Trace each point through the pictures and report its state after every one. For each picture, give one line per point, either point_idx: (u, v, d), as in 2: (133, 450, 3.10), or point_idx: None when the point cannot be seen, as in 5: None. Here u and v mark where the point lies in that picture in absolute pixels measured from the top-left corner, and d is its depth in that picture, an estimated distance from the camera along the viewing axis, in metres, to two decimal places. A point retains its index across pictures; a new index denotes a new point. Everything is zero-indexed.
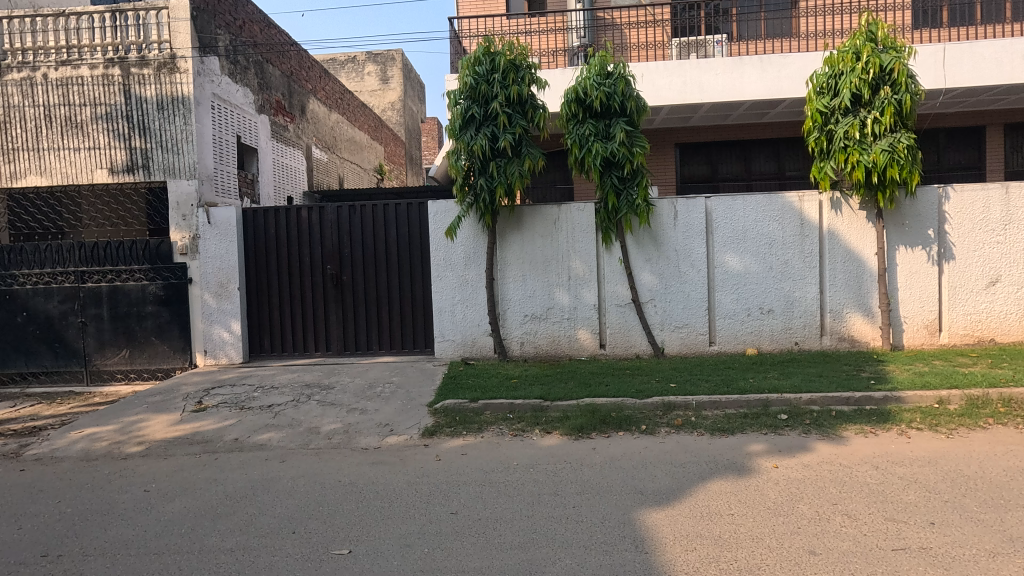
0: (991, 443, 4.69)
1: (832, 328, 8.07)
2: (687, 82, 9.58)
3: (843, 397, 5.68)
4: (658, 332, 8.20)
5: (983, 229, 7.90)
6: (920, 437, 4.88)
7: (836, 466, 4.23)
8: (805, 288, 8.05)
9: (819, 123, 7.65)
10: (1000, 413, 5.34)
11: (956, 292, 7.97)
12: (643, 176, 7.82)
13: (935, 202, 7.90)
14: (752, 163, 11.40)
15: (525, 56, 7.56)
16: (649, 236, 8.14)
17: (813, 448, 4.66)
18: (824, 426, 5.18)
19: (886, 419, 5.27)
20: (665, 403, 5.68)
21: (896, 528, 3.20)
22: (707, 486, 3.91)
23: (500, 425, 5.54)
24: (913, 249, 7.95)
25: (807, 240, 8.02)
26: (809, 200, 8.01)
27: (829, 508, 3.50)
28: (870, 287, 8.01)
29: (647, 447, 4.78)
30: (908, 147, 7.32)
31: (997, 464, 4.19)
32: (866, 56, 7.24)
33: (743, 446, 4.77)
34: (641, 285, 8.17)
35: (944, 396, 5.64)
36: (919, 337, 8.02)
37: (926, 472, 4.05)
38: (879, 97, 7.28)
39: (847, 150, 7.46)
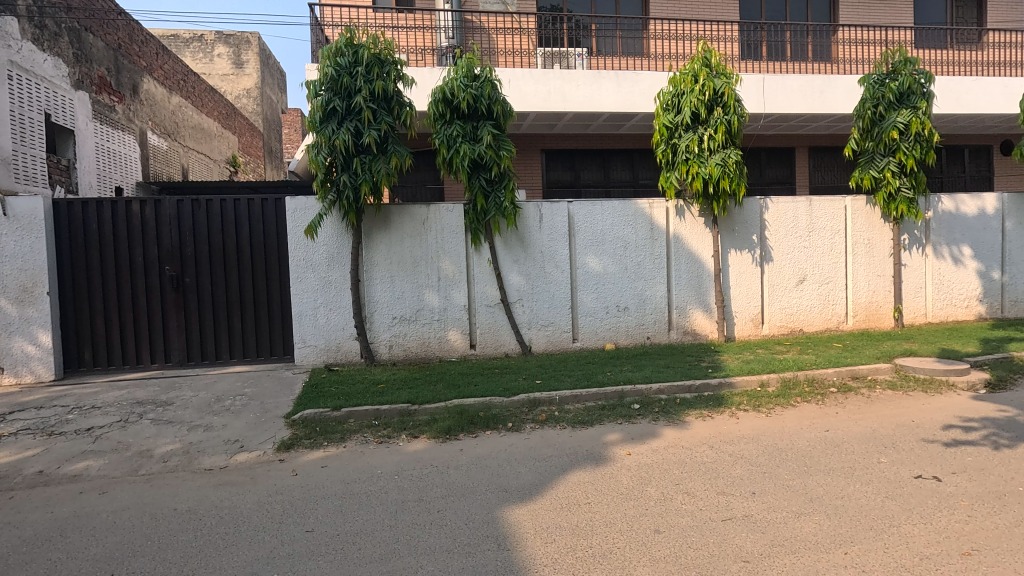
0: (799, 418, 5.49)
1: (677, 323, 8.92)
2: (552, 90, 10.01)
3: (686, 385, 6.30)
4: (525, 331, 8.44)
5: (793, 236, 9.24)
6: (747, 417, 5.56)
7: (679, 449, 4.65)
8: (655, 287, 8.80)
9: (666, 137, 8.46)
10: (806, 392, 6.28)
11: (774, 289, 9.23)
12: (510, 179, 7.97)
13: (757, 211, 9.08)
14: (610, 171, 12.23)
15: (390, 51, 7.33)
16: (516, 238, 8.35)
17: (660, 434, 5.08)
18: (670, 412, 5.69)
19: (720, 403, 5.93)
20: (530, 401, 5.87)
21: (724, 501, 3.59)
22: (567, 478, 4.08)
23: (365, 432, 5.31)
24: (741, 252, 9.06)
25: (656, 244, 8.77)
26: (658, 207, 8.76)
27: (672, 488, 3.83)
28: (708, 286, 8.98)
29: (512, 444, 4.88)
30: (737, 162, 8.30)
31: (804, 436, 4.91)
32: (702, 80, 8.11)
33: (601, 436, 5.07)
34: (510, 286, 8.36)
35: (764, 380, 6.49)
36: (746, 329, 9.17)
37: (750, 448, 4.61)
38: (714, 117, 8.18)
39: (688, 162, 8.31)
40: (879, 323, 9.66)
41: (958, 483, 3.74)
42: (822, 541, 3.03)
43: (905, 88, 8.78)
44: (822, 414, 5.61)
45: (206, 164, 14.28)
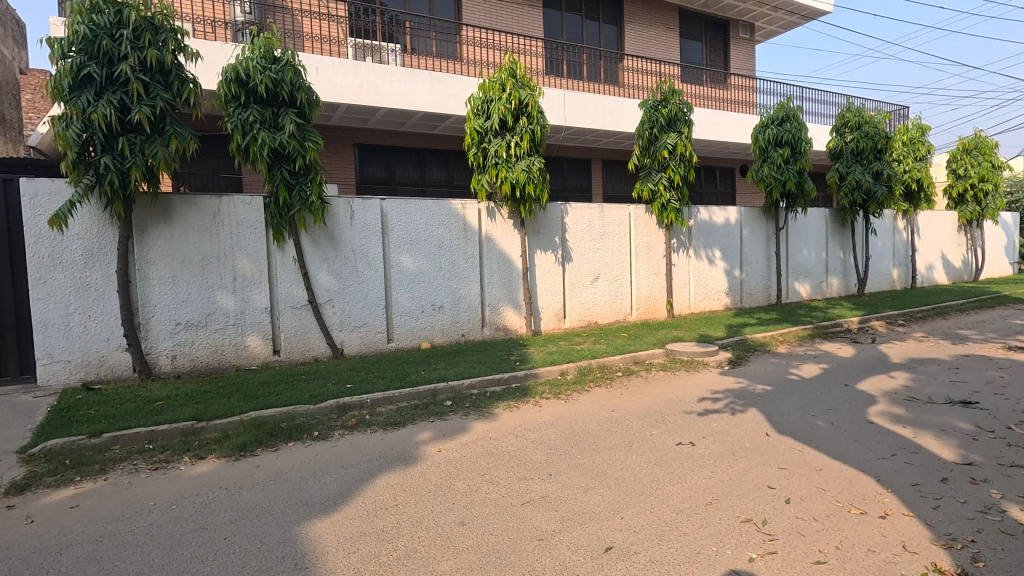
0: (591, 401, 6.15)
1: (490, 320, 9.31)
2: (363, 83, 9.67)
3: (495, 379, 6.63)
4: (336, 333, 8.02)
5: (589, 238, 10.28)
6: (548, 404, 6.04)
7: (487, 440, 4.86)
8: (468, 286, 9.06)
9: (477, 141, 8.82)
10: (597, 378, 7.05)
11: (574, 287, 10.18)
12: (317, 173, 7.49)
13: (558, 215, 9.92)
14: (425, 171, 12.27)
15: (166, 17, 6.34)
16: (325, 235, 7.88)
17: (470, 427, 5.25)
18: (480, 406, 5.91)
19: (525, 393, 6.34)
20: (339, 406, 5.62)
21: (524, 485, 3.84)
22: (375, 482, 3.98)
23: (135, 459, 4.53)
24: (545, 252, 9.80)
25: (469, 243, 9.03)
26: (471, 208, 9.03)
27: (478, 480, 3.97)
28: (517, 284, 9.53)
29: (317, 454, 4.59)
30: (540, 170, 8.92)
31: (595, 417, 5.51)
32: (509, 89, 8.58)
33: (412, 436, 5.05)
34: (318, 286, 7.87)
35: (563, 369, 7.14)
36: (551, 323, 9.95)
37: (549, 433, 5.02)
38: (520, 125, 8.71)
39: (497, 166, 8.73)
40: (656, 315, 11.26)
41: (706, 445, 4.53)
42: (604, 510, 3.41)
43: (673, 115, 10.37)
44: (610, 396, 6.35)
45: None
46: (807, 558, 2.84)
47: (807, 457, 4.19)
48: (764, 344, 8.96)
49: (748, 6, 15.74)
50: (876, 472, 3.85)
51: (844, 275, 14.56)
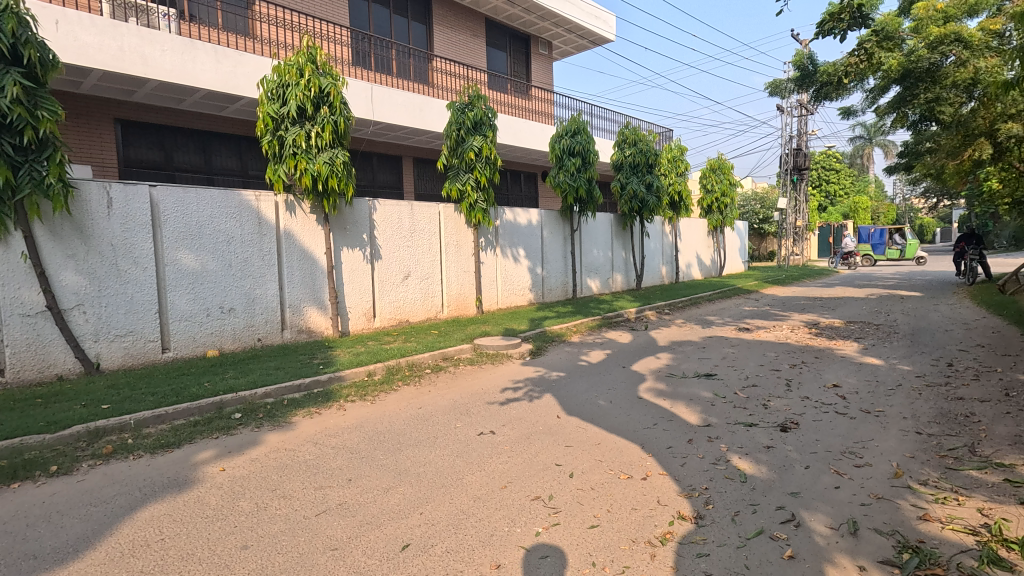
0: (398, 401, 6.06)
1: (291, 322, 8.61)
2: (126, 49, 8.18)
3: (294, 385, 6.17)
4: (90, 344, 6.67)
5: (398, 236, 10.16)
6: (353, 407, 5.81)
7: (281, 452, 4.47)
8: (265, 286, 8.26)
9: (271, 127, 8.07)
10: (406, 376, 7.00)
11: (384, 285, 9.96)
12: (56, 150, 6.10)
13: (366, 211, 9.60)
14: (212, 156, 10.87)
15: None
16: (70, 226, 6.47)
17: (261, 440, 4.79)
18: (276, 416, 5.42)
19: (328, 398, 6.00)
20: (91, 431, 4.68)
21: (320, 495, 3.63)
22: (135, 517, 3.40)
23: None
24: (352, 249, 9.42)
25: (265, 239, 8.24)
26: (266, 201, 8.23)
27: (267, 496, 3.64)
28: (321, 283, 8.97)
29: (55, 494, 3.74)
30: (344, 163, 8.52)
31: (401, 416, 5.45)
32: (308, 75, 8.02)
33: (189, 457, 4.42)
34: (61, 288, 6.44)
35: (371, 369, 6.94)
36: (359, 323, 9.58)
37: (352, 437, 4.82)
38: (321, 115, 8.20)
39: (296, 157, 8.10)
40: (466, 311, 11.59)
41: (506, 432, 4.80)
42: (403, 509, 3.38)
43: (478, 119, 10.76)
44: (418, 394, 6.35)
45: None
46: (584, 523, 3.18)
47: (590, 433, 4.70)
48: (561, 334, 9.84)
49: (546, 25, 17.08)
50: (642, 440, 4.48)
51: (626, 272, 16.71)
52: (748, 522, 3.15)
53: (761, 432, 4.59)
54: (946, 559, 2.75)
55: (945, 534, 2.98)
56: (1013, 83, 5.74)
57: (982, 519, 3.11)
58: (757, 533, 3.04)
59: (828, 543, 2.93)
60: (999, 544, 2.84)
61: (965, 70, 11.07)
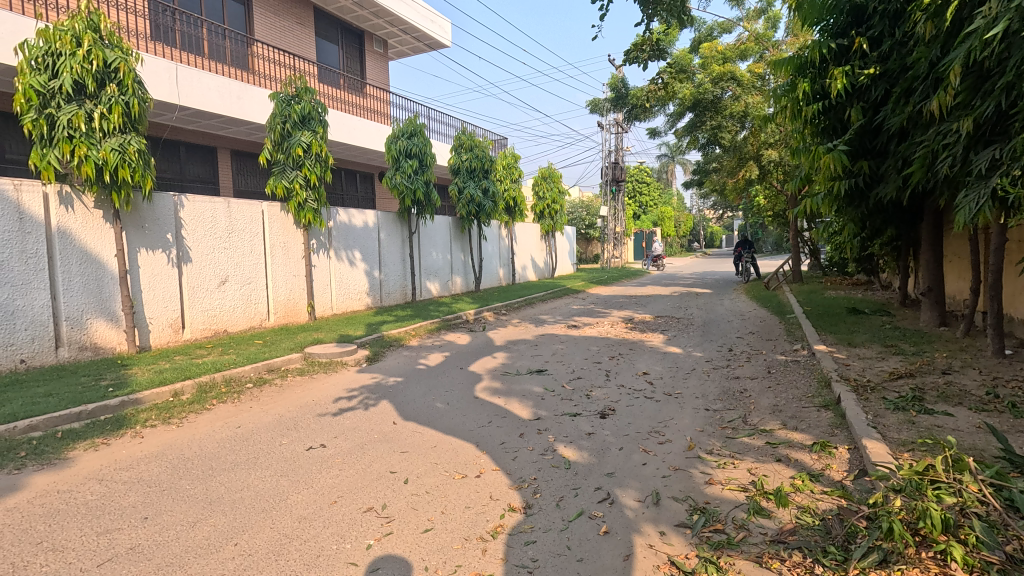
0: (211, 421, 5.40)
1: (69, 338, 7.18)
2: None
3: (73, 414, 5.16)
4: None
5: (213, 236, 9.09)
6: (153, 433, 5.03)
7: (52, 496, 3.70)
8: (29, 295, 6.77)
9: (35, 103, 6.64)
10: (222, 393, 6.27)
11: (195, 292, 8.82)
12: None
13: (170, 208, 8.42)
14: None
15: None
16: None
17: (23, 484, 3.90)
18: (45, 452, 4.47)
19: (119, 425, 5.12)
20: None
21: (105, 541, 3.08)
22: None
23: None
24: (154, 251, 8.19)
25: (29, 238, 6.76)
26: (30, 192, 6.77)
27: (28, 552, 2.98)
28: (112, 290, 7.63)
29: None
30: (140, 152, 7.35)
31: (215, 437, 4.87)
32: (87, 45, 6.77)
33: None
34: None
35: (177, 389, 6.10)
36: (164, 336, 8.36)
37: (150, 468, 4.17)
38: (106, 93, 6.98)
39: (72, 141, 6.77)
40: (295, 318, 10.78)
41: (337, 444, 4.55)
42: (213, 542, 3.02)
43: (306, 112, 10.09)
44: (237, 411, 5.72)
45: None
46: (417, 529, 3.15)
47: (426, 437, 4.67)
48: (399, 338, 9.65)
49: (380, 23, 16.68)
50: (476, 438, 4.59)
51: (464, 274, 16.99)
52: (571, 505, 3.39)
53: (584, 420, 4.99)
54: (724, 514, 3.26)
55: (724, 494, 3.52)
56: (770, 117, 7.00)
57: (750, 476, 3.75)
58: (578, 514, 3.29)
59: (636, 515, 3.28)
60: (762, 495, 3.44)
61: (739, 103, 13.42)
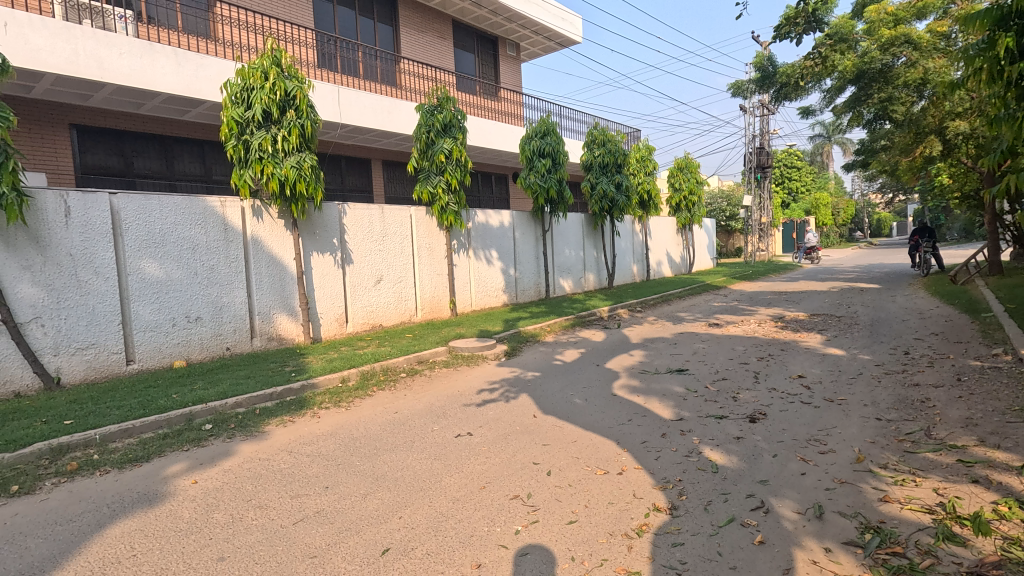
0: (371, 405, 6.02)
1: (261, 329, 8.45)
2: (79, 52, 7.97)
3: (267, 394, 6.08)
4: (49, 358, 6.40)
5: (370, 239, 10.09)
6: (328, 414, 5.75)
7: (255, 462, 4.40)
8: (232, 293, 8.07)
9: (235, 132, 7.91)
10: (380, 381, 6.96)
11: (356, 290, 9.87)
12: (9, 158, 5.84)
13: (335, 216, 9.51)
14: (174, 162, 10.61)
15: None
16: (26, 236, 6.23)
17: (234, 450, 4.70)
18: (247, 426, 5.32)
19: (301, 405, 5.93)
20: (53, 448, 4.55)
21: (297, 503, 3.60)
22: (105, 533, 3.30)
23: None
24: (323, 254, 9.31)
25: (232, 246, 8.06)
26: (232, 206, 8.07)
27: (242, 507, 3.59)
28: (291, 289, 8.82)
29: (18, 514, 3.60)
30: (312, 167, 8.38)
31: (377, 421, 5.42)
32: (273, 78, 7.90)
33: (158, 471, 4.29)
34: (18, 300, 6.18)
35: (344, 375, 6.90)
36: (332, 329, 9.47)
37: (327, 444, 4.77)
38: (287, 118, 8.07)
39: (262, 161, 7.95)
40: (439, 314, 11.56)
41: (482, 433, 4.83)
42: (381, 514, 3.38)
43: (448, 121, 10.74)
44: (393, 398, 6.31)
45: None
46: (562, 520, 3.23)
47: (566, 431, 4.77)
48: (535, 334, 9.90)
49: (513, 27, 17.17)
50: (616, 436, 4.57)
51: (597, 271, 16.89)
52: (720, 511, 3.25)
53: (731, 423, 4.73)
54: (905, 537, 2.90)
55: (904, 514, 3.13)
56: (957, 83, 6.00)
57: (938, 498, 3.29)
58: (729, 520, 3.14)
59: (796, 527, 3.05)
60: (953, 520, 3.01)
61: (916, 70, 11.63)
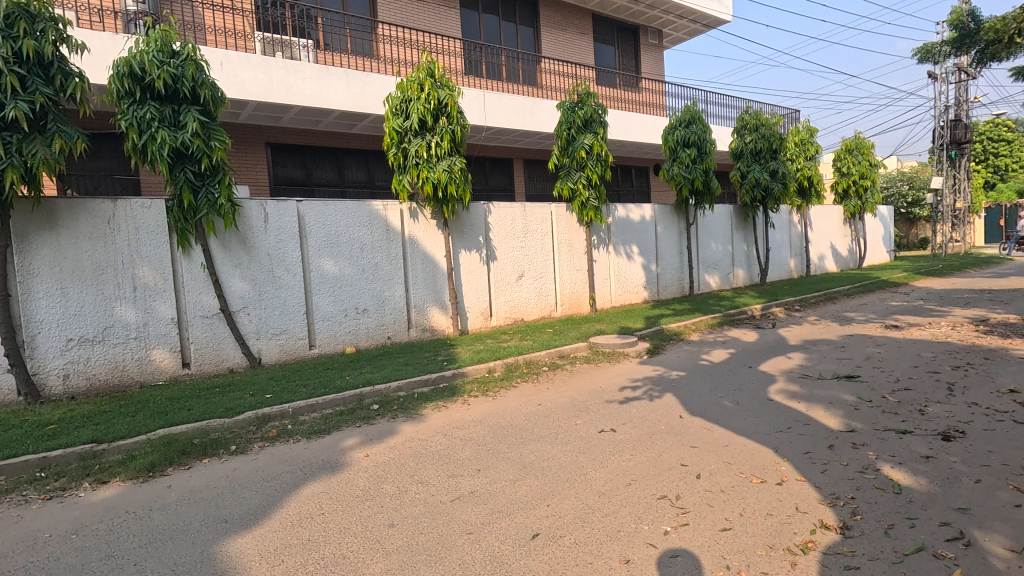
0: (517, 396, 6.27)
1: (416, 321, 9.21)
2: (274, 80, 9.32)
3: (423, 380, 6.62)
4: (253, 341, 7.61)
5: (512, 237, 10.45)
6: (477, 402, 6.11)
7: (415, 442, 4.84)
8: (392, 288, 8.91)
9: (396, 141, 8.70)
10: (524, 373, 7.21)
11: (500, 285, 10.31)
12: (225, 174, 7.09)
13: (481, 215, 10.01)
14: (344, 171, 11.97)
15: (45, 5, 5.71)
16: (237, 239, 7.46)
17: (397, 430, 5.21)
18: (408, 408, 5.85)
19: (453, 393, 6.37)
20: (259, 417, 5.42)
21: (453, 482, 3.90)
22: (299, 492, 3.87)
23: (23, 490, 4.14)
24: (470, 251, 9.86)
25: (392, 245, 8.89)
26: (393, 209, 8.89)
27: (406, 481, 3.98)
28: (442, 284, 9.49)
29: (236, 469, 4.37)
30: (461, 170, 8.92)
31: (522, 411, 5.63)
32: (428, 89, 8.54)
33: (337, 443, 4.90)
34: (231, 293, 7.43)
35: (491, 366, 7.26)
36: (478, 322, 10.00)
37: (477, 430, 5.07)
38: (440, 125, 8.68)
39: (418, 167, 8.65)
40: (579, 309, 11.62)
41: (627, 431, 4.78)
42: (530, 500, 3.52)
43: (589, 116, 10.73)
44: (537, 391, 6.50)
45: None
46: (715, 526, 3.10)
47: (716, 434, 4.54)
48: (679, 333, 9.51)
49: (655, 13, 16.55)
50: (774, 443, 4.25)
51: (748, 266, 15.70)
52: (905, 537, 2.87)
53: (917, 440, 4.13)
54: None
55: None
56: None
57: None
58: (916, 549, 2.76)
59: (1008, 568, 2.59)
60: None
61: None
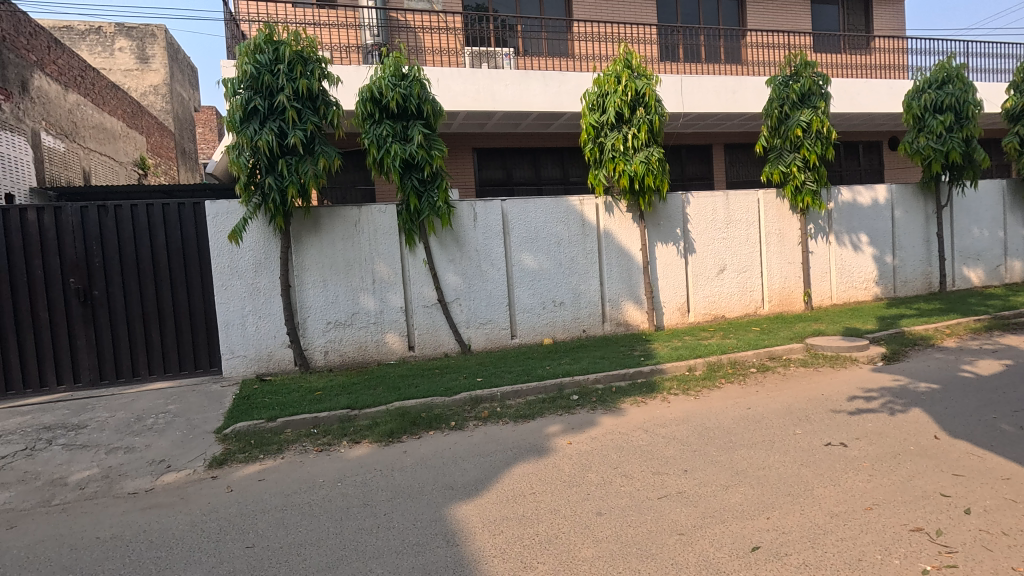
0: (721, 398, 5.88)
1: (611, 315, 9.22)
2: (481, 90, 10.13)
3: (621, 374, 6.60)
4: (464, 329, 8.41)
5: (714, 228, 9.81)
6: (678, 400, 5.89)
7: (616, 435, 4.86)
8: (588, 282, 9.05)
9: (593, 136, 8.79)
10: (729, 373, 6.73)
11: (699, 279, 9.76)
12: (443, 179, 7.93)
13: (679, 206, 9.58)
14: (541, 169, 12.50)
15: (313, 49, 7.00)
16: (452, 238, 8.30)
17: (598, 421, 5.28)
18: (607, 401, 5.89)
19: (652, 389, 6.23)
20: (472, 398, 5.97)
21: (659, 480, 3.82)
22: (512, 471, 4.17)
23: (303, 442, 5.18)
24: (667, 244, 9.51)
25: (588, 240, 9.02)
26: (589, 204, 9.02)
27: (610, 472, 4.02)
28: (637, 278, 9.34)
29: (456, 443, 4.89)
30: (659, 160, 8.65)
31: (730, 414, 5.27)
32: (625, 81, 8.44)
33: (542, 428, 5.17)
34: (447, 285, 8.30)
35: (692, 364, 6.94)
36: (674, 318, 9.63)
37: (680, 430, 4.89)
38: (637, 116, 8.53)
39: (614, 160, 8.63)
40: (791, 306, 10.44)
41: (861, 447, 4.16)
42: (747, 510, 3.28)
43: (807, 89, 9.53)
44: (744, 393, 6.01)
45: (125, 172, 12.60)
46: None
47: (989, 464, 3.70)
48: (927, 337, 7.94)
49: None
50: None
51: None
52: None
53: None
54: None
55: None
56: None
57: None
58: None
59: None
60: None
61: None
